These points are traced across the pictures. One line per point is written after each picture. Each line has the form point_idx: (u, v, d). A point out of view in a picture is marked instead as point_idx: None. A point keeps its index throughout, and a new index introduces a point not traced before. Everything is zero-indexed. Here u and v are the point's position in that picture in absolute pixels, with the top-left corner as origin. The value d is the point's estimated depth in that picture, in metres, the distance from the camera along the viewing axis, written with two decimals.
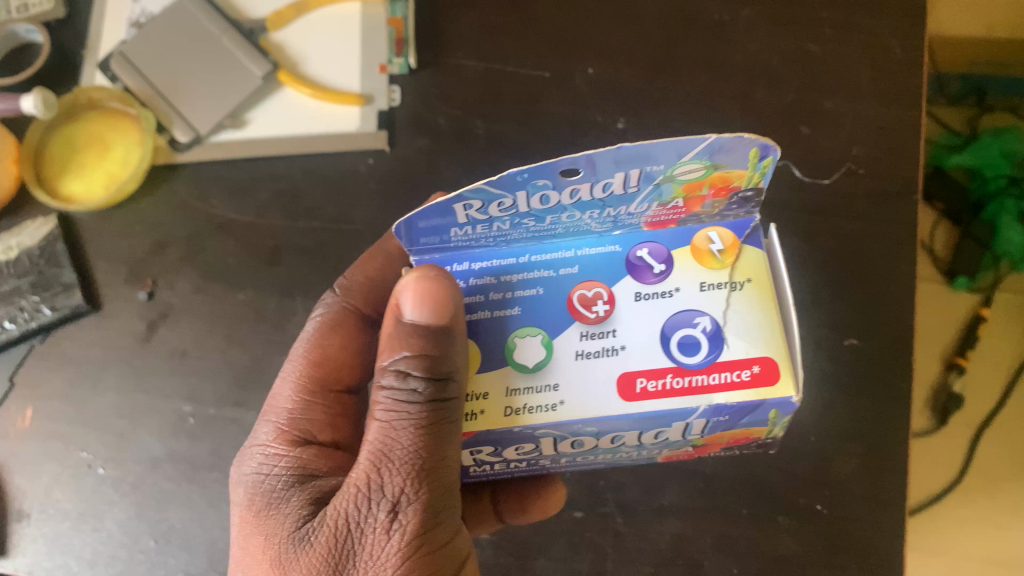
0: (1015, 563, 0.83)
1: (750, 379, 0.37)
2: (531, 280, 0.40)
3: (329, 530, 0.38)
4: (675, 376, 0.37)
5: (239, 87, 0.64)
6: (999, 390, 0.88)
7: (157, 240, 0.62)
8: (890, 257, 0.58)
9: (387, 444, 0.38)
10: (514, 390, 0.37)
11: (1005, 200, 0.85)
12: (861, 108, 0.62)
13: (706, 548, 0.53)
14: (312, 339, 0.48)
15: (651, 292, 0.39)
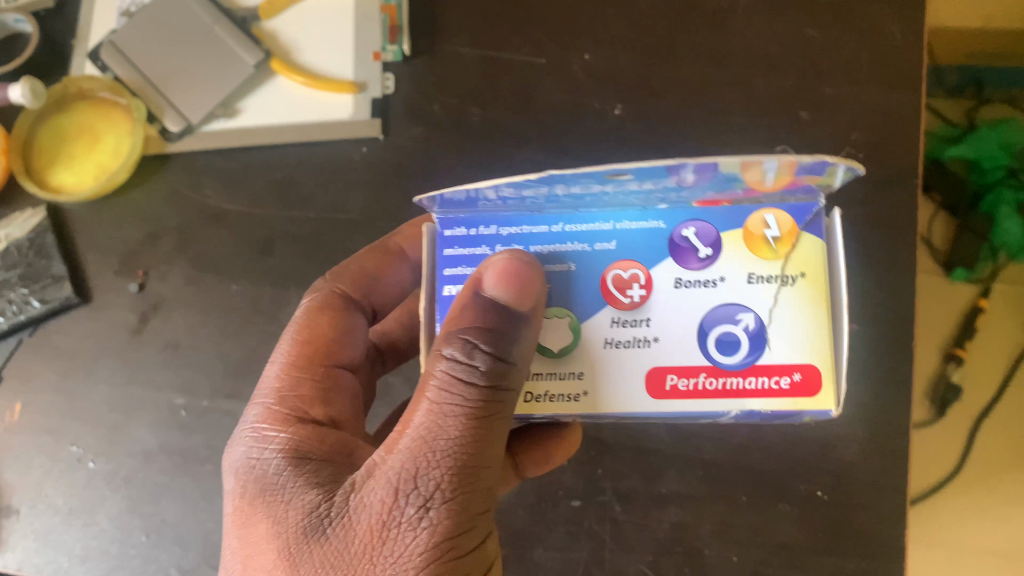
0: (1012, 554, 0.83)
1: (789, 388, 0.32)
2: (561, 254, 0.34)
3: (348, 523, 0.34)
4: (709, 375, 0.33)
5: (232, 77, 0.63)
6: (999, 380, 0.87)
7: (151, 230, 0.61)
8: (892, 243, 0.58)
9: (434, 431, 0.34)
10: (536, 375, 0.35)
11: (1003, 192, 0.84)
12: (863, 92, 0.61)
13: (706, 535, 0.53)
14: (300, 321, 0.44)
15: (693, 278, 0.33)
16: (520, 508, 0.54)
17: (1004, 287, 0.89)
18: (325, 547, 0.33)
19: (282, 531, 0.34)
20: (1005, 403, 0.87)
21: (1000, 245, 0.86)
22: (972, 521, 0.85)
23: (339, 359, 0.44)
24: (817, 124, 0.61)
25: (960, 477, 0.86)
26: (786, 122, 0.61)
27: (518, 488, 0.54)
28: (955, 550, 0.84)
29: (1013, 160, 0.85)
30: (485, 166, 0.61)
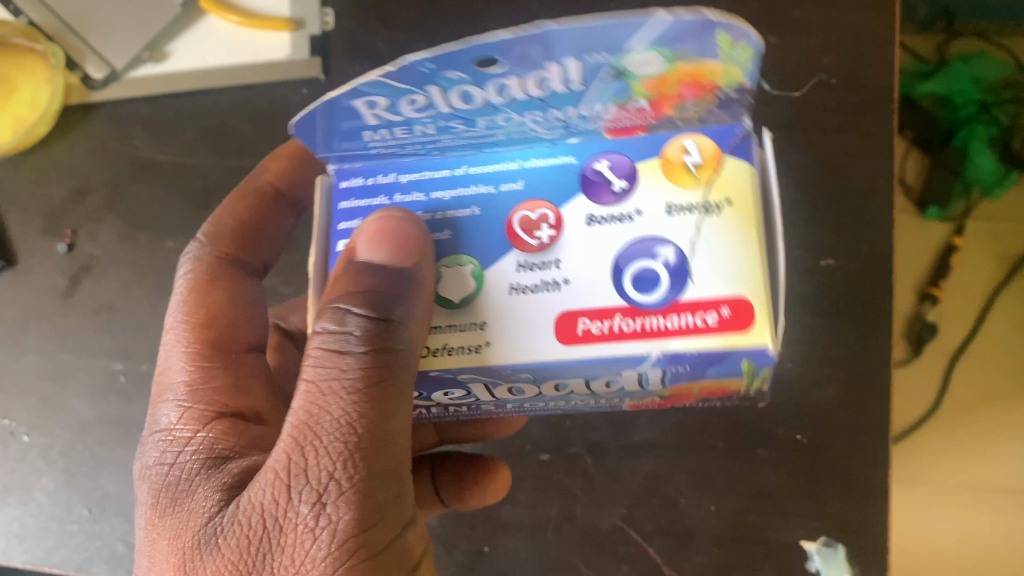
0: (993, 490, 0.82)
1: (717, 325, 0.29)
2: (464, 199, 0.32)
3: (241, 529, 0.31)
4: (624, 316, 0.30)
5: (158, 18, 0.59)
6: (972, 318, 0.86)
7: (76, 187, 0.57)
8: (867, 170, 0.54)
9: (315, 417, 0.31)
10: (434, 330, 0.31)
11: (975, 126, 0.83)
12: (833, 13, 0.58)
13: (682, 485, 0.50)
14: (184, 299, 0.41)
15: (606, 214, 0.31)
16: None
17: (981, 223, 0.87)
18: (219, 553, 0.32)
19: (182, 538, 0.33)
20: (980, 341, 0.85)
21: (972, 180, 0.85)
22: (950, 457, 0.83)
23: (246, 341, 0.41)
24: (786, 48, 0.58)
25: (937, 416, 0.84)
26: None
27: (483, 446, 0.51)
28: (927, 485, 0.83)
29: (984, 94, 0.84)
30: None
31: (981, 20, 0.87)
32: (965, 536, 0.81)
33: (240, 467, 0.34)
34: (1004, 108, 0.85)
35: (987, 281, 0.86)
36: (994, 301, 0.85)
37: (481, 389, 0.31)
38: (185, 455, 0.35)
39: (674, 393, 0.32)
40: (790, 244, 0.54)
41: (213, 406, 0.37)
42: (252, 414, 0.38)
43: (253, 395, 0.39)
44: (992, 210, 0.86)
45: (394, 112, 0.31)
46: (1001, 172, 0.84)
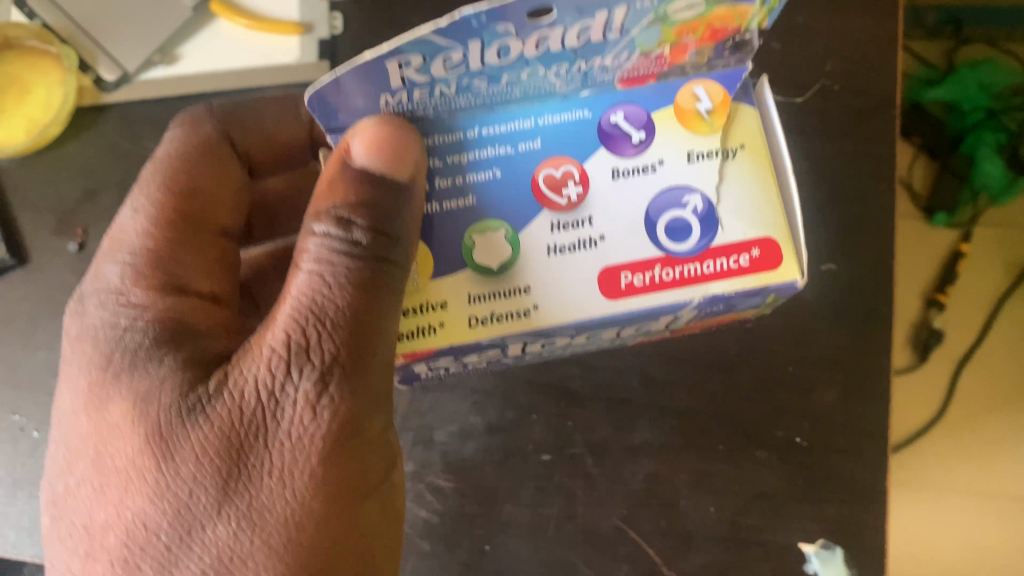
0: (990, 490, 0.90)
1: (750, 265, 0.37)
2: (487, 161, 0.37)
3: (231, 404, 0.34)
4: (663, 266, 0.37)
5: (169, 22, 0.60)
6: (980, 323, 0.93)
7: (87, 186, 0.57)
8: (868, 177, 0.55)
9: (317, 303, 0.35)
10: (477, 298, 0.37)
11: (983, 133, 0.89)
12: (837, 19, 0.58)
13: (682, 486, 0.50)
14: (167, 158, 0.44)
15: (629, 167, 0.37)
16: (489, 465, 0.51)
17: (988, 230, 0.94)
18: (203, 426, 0.34)
19: (153, 407, 0.34)
20: (986, 346, 0.92)
21: (981, 187, 0.90)
22: (954, 462, 0.91)
23: (223, 227, 0.45)
24: (791, 53, 0.58)
25: (943, 419, 0.92)
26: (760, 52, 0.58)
27: (485, 445, 0.51)
28: (932, 490, 0.90)
29: (991, 102, 0.90)
30: None
31: (993, 30, 0.95)
32: (966, 542, 0.88)
33: (211, 360, 0.37)
34: (1011, 116, 0.90)
35: (996, 286, 0.93)
36: (1001, 307, 0.92)
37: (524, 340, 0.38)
38: (143, 322, 0.37)
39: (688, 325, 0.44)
40: None
41: (169, 278, 0.40)
42: (208, 294, 0.41)
43: (214, 278, 0.42)
44: (995, 218, 0.94)
45: (425, 72, 0.33)
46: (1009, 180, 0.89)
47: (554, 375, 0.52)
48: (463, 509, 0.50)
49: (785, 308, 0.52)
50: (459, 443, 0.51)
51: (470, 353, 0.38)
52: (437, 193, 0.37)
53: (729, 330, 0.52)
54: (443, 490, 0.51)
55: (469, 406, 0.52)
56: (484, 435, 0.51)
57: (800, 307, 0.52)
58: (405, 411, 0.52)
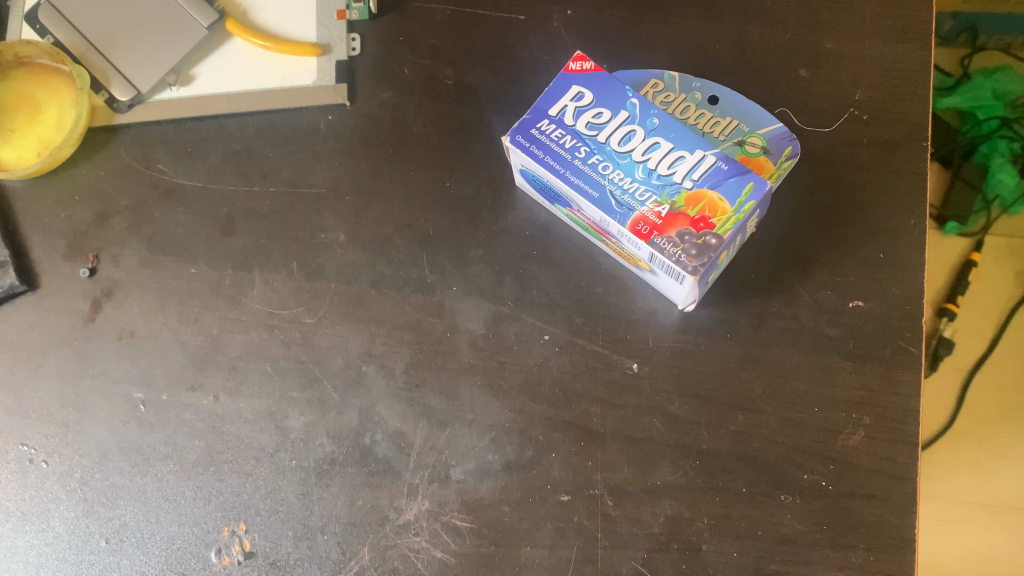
0: (1000, 503, 0.89)
1: (708, 205, 0.47)
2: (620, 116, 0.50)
3: None
4: (668, 212, 0.47)
5: (184, 40, 0.57)
6: (989, 334, 0.93)
7: (101, 210, 0.56)
8: (899, 210, 0.53)
9: None
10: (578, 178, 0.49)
11: (996, 142, 0.90)
12: (864, 48, 0.57)
13: (704, 530, 0.49)
14: None
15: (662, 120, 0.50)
16: (506, 504, 0.50)
17: (996, 238, 0.95)
18: None
19: None
20: (995, 357, 0.93)
21: (993, 197, 0.92)
22: (960, 472, 0.91)
23: None
24: (817, 82, 0.57)
25: (951, 431, 0.92)
26: (784, 81, 0.57)
27: (503, 484, 0.50)
28: (935, 501, 0.90)
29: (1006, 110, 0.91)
30: (463, 131, 0.57)
31: (1006, 37, 0.95)
32: (975, 552, 0.88)
33: None
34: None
35: (1006, 296, 0.94)
36: (1013, 316, 0.93)
37: (578, 204, 0.50)
38: None
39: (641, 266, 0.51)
40: (816, 283, 0.52)
41: None
42: None
43: None
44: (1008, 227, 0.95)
45: None
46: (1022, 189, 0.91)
47: (575, 413, 0.51)
48: (479, 550, 0.49)
49: (808, 346, 0.51)
50: (476, 481, 0.50)
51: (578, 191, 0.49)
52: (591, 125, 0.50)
53: (751, 368, 0.51)
54: (461, 530, 0.50)
55: (487, 443, 0.51)
56: (502, 473, 0.50)
57: (826, 345, 0.51)
58: (421, 446, 0.51)
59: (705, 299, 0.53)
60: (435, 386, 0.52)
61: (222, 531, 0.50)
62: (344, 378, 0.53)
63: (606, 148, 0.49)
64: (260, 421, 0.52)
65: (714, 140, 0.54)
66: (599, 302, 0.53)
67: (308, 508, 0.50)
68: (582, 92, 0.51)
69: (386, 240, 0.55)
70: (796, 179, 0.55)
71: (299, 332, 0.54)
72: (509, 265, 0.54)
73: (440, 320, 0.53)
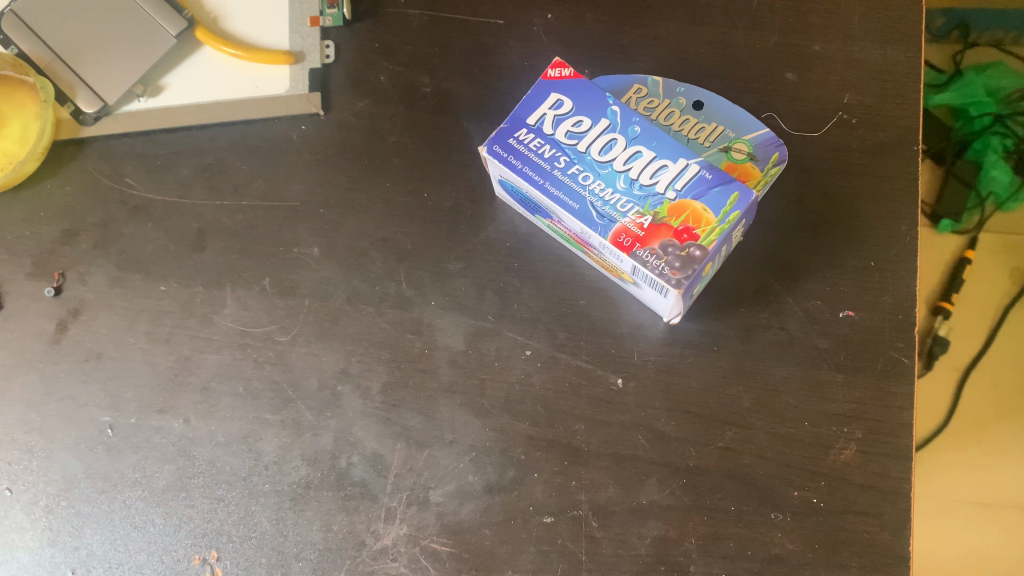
0: (998, 504, 0.88)
1: (692, 214, 0.45)
2: (599, 125, 0.49)
3: None
4: (650, 222, 0.45)
5: (152, 49, 0.55)
6: (984, 332, 0.92)
7: (67, 227, 0.55)
8: (890, 216, 0.52)
9: None
10: (558, 185, 0.47)
11: (990, 138, 0.89)
12: (852, 50, 0.56)
13: (692, 551, 0.47)
14: None
15: (646, 127, 0.48)
16: (487, 528, 0.48)
17: (991, 235, 0.93)
18: None
19: None
20: (990, 356, 0.92)
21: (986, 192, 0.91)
22: (958, 472, 0.90)
23: None
24: (804, 86, 0.55)
25: (947, 430, 0.91)
26: (770, 85, 0.55)
27: (484, 506, 0.48)
28: (933, 502, 0.89)
29: (998, 106, 0.90)
30: (441, 141, 0.56)
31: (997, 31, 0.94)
32: (974, 553, 0.87)
33: None
34: (1019, 120, 0.89)
35: (1001, 294, 0.92)
36: (1008, 313, 0.92)
37: (557, 215, 0.48)
38: None
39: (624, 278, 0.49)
40: (806, 294, 0.51)
41: None
42: None
43: None
44: (1000, 224, 0.93)
45: None
46: (1014, 185, 0.91)
47: (558, 431, 0.49)
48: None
49: (798, 358, 0.50)
50: (457, 504, 0.49)
51: (558, 201, 0.47)
52: (570, 133, 0.48)
53: (739, 382, 0.49)
54: (441, 555, 0.48)
55: (467, 464, 0.49)
56: (483, 495, 0.49)
57: (816, 357, 0.49)
58: (399, 468, 0.49)
59: (690, 311, 0.51)
60: (414, 406, 0.50)
61: (193, 559, 0.49)
62: (319, 398, 0.51)
63: (586, 158, 0.48)
64: (233, 444, 0.50)
65: (698, 147, 0.52)
66: (581, 315, 0.51)
67: (282, 534, 0.49)
68: (562, 100, 0.49)
69: (362, 254, 0.53)
70: (783, 186, 0.53)
71: (272, 351, 0.52)
72: (489, 279, 0.52)
73: (419, 337, 0.52)
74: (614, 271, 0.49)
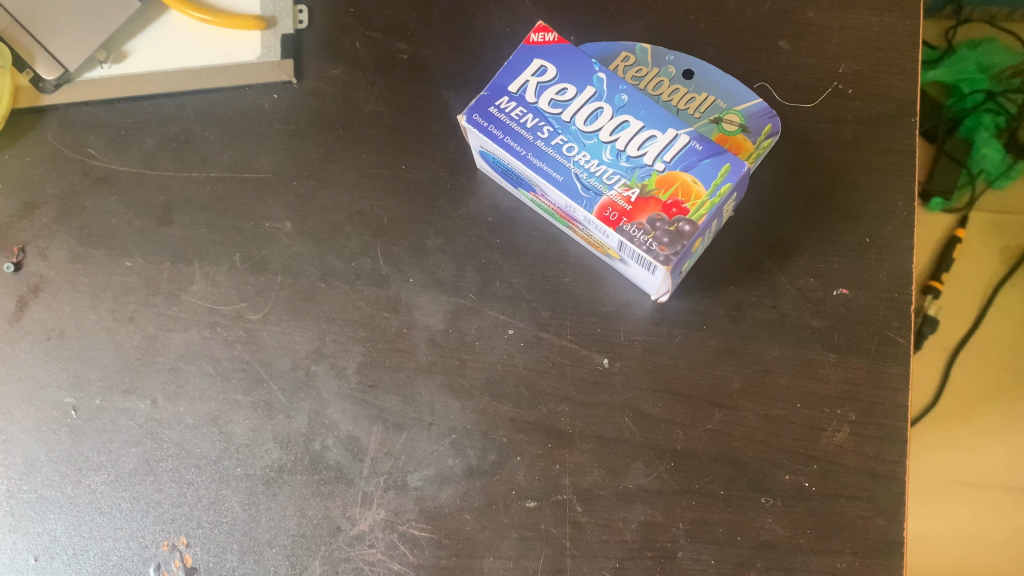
0: (988, 483, 0.87)
1: (682, 186, 0.43)
2: (585, 93, 0.46)
3: None
4: (638, 196, 0.43)
5: (116, 14, 0.53)
6: (974, 312, 0.91)
7: (27, 200, 0.52)
8: (886, 190, 0.50)
9: None
10: (541, 156, 0.45)
11: (983, 116, 0.87)
12: (848, 18, 0.54)
13: (679, 537, 0.45)
14: None
15: (633, 95, 0.46)
16: (468, 513, 0.46)
17: (981, 214, 0.92)
18: None
19: None
20: (981, 334, 0.90)
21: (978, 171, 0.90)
22: (949, 453, 0.88)
23: None
24: (798, 54, 0.53)
25: (937, 410, 0.90)
26: (763, 53, 0.53)
27: (464, 491, 0.47)
28: (923, 482, 0.88)
29: (991, 82, 0.88)
30: (419, 111, 0.53)
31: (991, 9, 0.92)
32: (965, 533, 0.86)
33: None
34: (1011, 96, 0.88)
35: (991, 273, 0.91)
36: (999, 290, 0.90)
37: (541, 187, 0.46)
38: None
39: (611, 254, 0.47)
40: (798, 271, 0.49)
41: None
42: None
43: None
44: (991, 203, 0.92)
45: None
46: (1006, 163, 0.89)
47: (541, 413, 0.47)
48: (439, 562, 0.46)
49: (789, 337, 0.48)
50: (436, 488, 0.47)
51: (541, 172, 0.45)
52: (554, 102, 0.46)
53: (729, 362, 0.48)
54: (420, 541, 0.46)
55: (446, 447, 0.47)
56: (463, 479, 0.47)
57: (809, 337, 0.48)
58: (376, 452, 0.47)
59: (678, 289, 0.49)
60: (391, 387, 0.48)
61: (162, 546, 0.47)
62: (292, 379, 0.49)
63: (571, 128, 0.45)
64: (203, 427, 0.48)
65: (688, 118, 0.50)
66: (566, 293, 0.49)
67: (254, 520, 0.47)
68: (545, 66, 0.47)
69: (337, 229, 0.51)
70: (776, 158, 0.51)
71: (243, 330, 0.50)
72: (470, 255, 0.50)
73: (396, 315, 0.50)
74: (600, 246, 0.47)
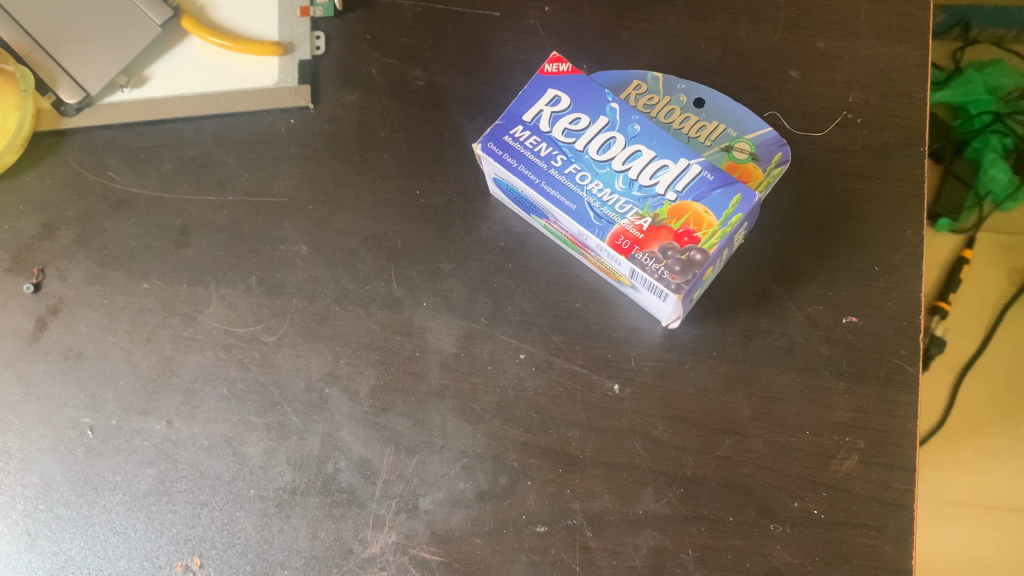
0: (996, 505, 0.87)
1: (694, 215, 0.44)
2: (598, 122, 0.47)
3: None
4: (648, 225, 0.44)
5: (137, 38, 0.54)
6: (980, 333, 0.91)
7: (46, 222, 0.53)
8: (895, 219, 0.50)
9: None
10: (556, 184, 0.46)
11: (989, 136, 0.88)
12: (857, 48, 0.54)
13: (688, 562, 0.46)
14: None
15: (645, 125, 0.47)
16: (478, 536, 0.47)
17: (987, 236, 0.92)
18: None
19: None
20: (987, 356, 0.90)
21: (986, 192, 0.89)
22: (955, 475, 0.89)
23: None
24: (808, 84, 0.54)
25: (943, 432, 0.90)
26: (773, 82, 0.54)
27: (475, 514, 0.47)
28: (932, 504, 0.88)
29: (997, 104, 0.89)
30: (433, 136, 0.54)
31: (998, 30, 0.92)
32: (970, 556, 0.86)
33: None
34: (1018, 119, 0.88)
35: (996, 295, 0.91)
36: (1006, 311, 0.90)
37: (553, 214, 0.46)
38: None
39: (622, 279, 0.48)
40: (807, 298, 0.49)
41: None
42: None
43: None
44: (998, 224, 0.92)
45: None
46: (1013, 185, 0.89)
47: (552, 437, 0.48)
48: None
49: (798, 365, 0.48)
50: (447, 512, 0.47)
51: (555, 201, 0.45)
52: (568, 131, 0.47)
53: (738, 389, 0.48)
54: (431, 564, 0.46)
55: (458, 471, 0.48)
56: (474, 503, 0.47)
57: (818, 364, 0.48)
58: (387, 475, 0.48)
59: (689, 315, 0.49)
60: (403, 411, 0.49)
61: (175, 566, 0.47)
62: (306, 402, 0.49)
63: (584, 157, 0.46)
64: (216, 448, 0.49)
65: (699, 146, 0.51)
66: (577, 318, 0.50)
67: (267, 541, 0.47)
68: (559, 96, 0.48)
69: (351, 253, 0.52)
70: (785, 186, 0.52)
71: (258, 352, 0.50)
72: (483, 279, 0.51)
73: (409, 338, 0.50)
74: (613, 273, 0.48)
